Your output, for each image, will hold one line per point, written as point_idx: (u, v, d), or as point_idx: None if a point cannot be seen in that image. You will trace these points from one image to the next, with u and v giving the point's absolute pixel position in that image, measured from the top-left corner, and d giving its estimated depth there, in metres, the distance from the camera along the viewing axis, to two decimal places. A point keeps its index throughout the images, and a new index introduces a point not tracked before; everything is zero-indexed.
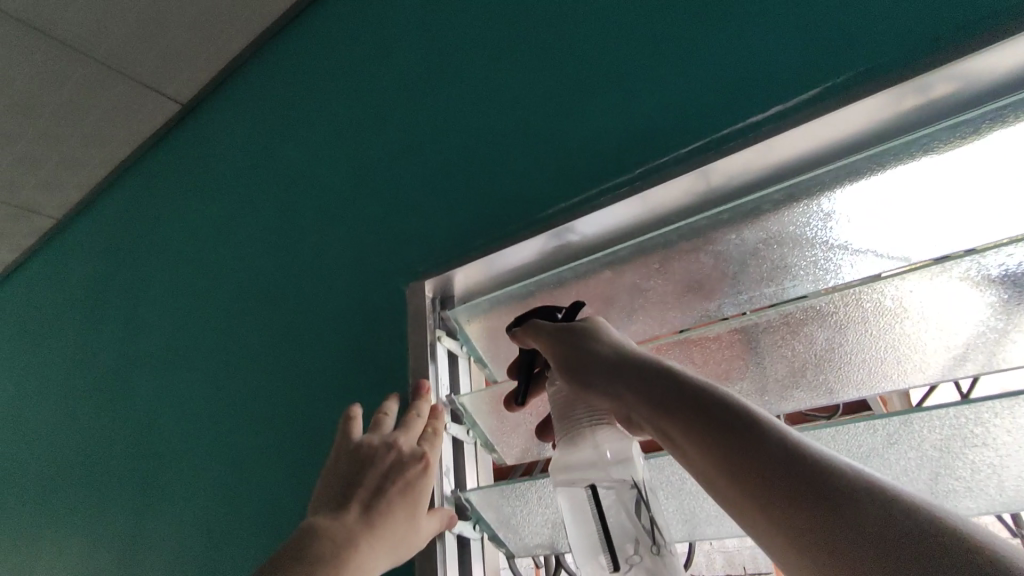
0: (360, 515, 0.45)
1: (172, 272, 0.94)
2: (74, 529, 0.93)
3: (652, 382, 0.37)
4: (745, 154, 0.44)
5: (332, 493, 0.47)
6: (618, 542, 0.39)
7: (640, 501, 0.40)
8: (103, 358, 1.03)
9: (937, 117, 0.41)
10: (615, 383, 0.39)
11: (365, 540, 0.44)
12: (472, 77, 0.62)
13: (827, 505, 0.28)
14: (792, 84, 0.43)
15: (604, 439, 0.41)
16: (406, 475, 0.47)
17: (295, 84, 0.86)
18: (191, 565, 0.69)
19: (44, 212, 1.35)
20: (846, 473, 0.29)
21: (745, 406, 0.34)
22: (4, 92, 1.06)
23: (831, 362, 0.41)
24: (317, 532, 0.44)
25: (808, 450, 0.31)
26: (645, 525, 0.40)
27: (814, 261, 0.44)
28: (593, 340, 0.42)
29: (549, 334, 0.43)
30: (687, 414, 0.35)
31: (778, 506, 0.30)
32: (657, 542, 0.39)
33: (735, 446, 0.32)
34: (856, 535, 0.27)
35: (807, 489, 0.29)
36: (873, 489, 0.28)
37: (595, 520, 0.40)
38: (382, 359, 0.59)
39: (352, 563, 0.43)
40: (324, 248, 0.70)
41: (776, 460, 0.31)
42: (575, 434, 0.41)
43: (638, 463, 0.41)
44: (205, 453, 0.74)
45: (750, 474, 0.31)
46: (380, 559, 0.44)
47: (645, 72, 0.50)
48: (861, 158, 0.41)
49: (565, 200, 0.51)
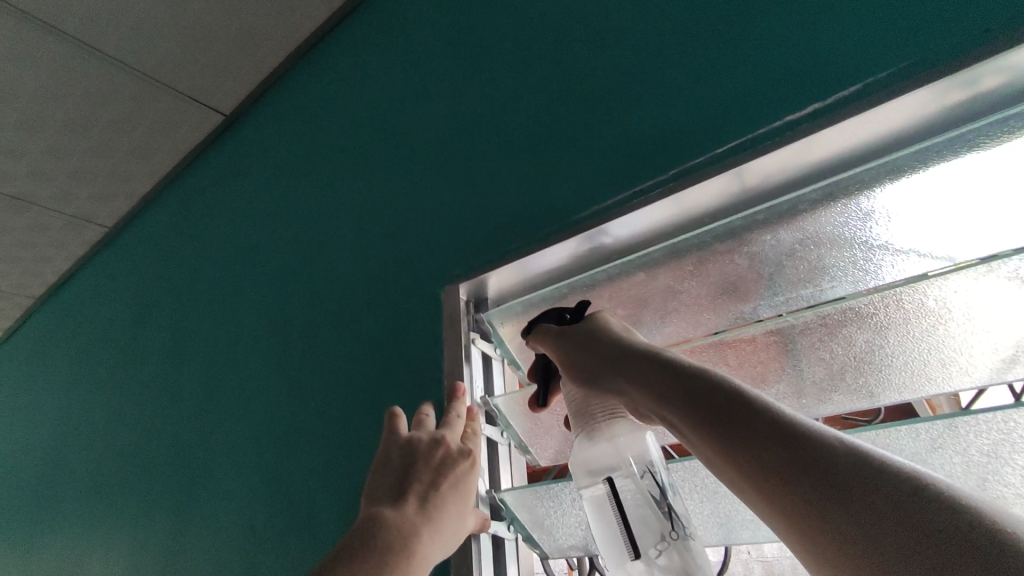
0: (419, 508, 0.45)
1: (216, 278, 0.98)
2: (125, 523, 0.97)
3: (652, 374, 0.38)
4: (781, 153, 0.43)
5: (385, 487, 0.47)
6: (638, 531, 0.40)
7: (658, 488, 0.41)
8: (152, 361, 1.07)
9: (985, 111, 0.40)
10: (619, 378, 0.40)
11: (427, 533, 0.44)
12: (505, 83, 0.63)
13: (824, 485, 0.28)
14: (830, 83, 0.42)
15: (620, 433, 0.42)
16: (457, 471, 0.47)
17: (333, 94, 0.88)
18: (235, 561, 0.71)
19: (98, 221, 1.42)
20: (843, 452, 0.29)
21: (743, 391, 0.34)
22: (60, 109, 1.12)
23: (872, 364, 0.40)
24: (381, 524, 0.43)
25: (808, 430, 0.31)
26: (661, 510, 0.40)
27: (853, 261, 0.43)
28: (596, 337, 0.43)
29: (554, 336, 0.45)
30: (685, 403, 0.35)
31: (777, 490, 0.30)
32: (676, 527, 0.40)
33: (732, 432, 0.32)
34: (856, 516, 0.27)
35: (808, 471, 0.29)
36: (870, 466, 0.28)
37: (615, 511, 0.41)
38: (417, 361, 0.60)
39: (416, 556, 0.42)
40: (361, 253, 0.72)
41: (772, 444, 0.31)
42: (591, 429, 0.42)
43: (654, 454, 0.42)
44: (248, 451, 0.77)
45: (748, 459, 0.31)
46: (436, 550, 0.44)
47: (677, 74, 0.50)
48: (904, 155, 0.40)
49: (597, 203, 0.51)
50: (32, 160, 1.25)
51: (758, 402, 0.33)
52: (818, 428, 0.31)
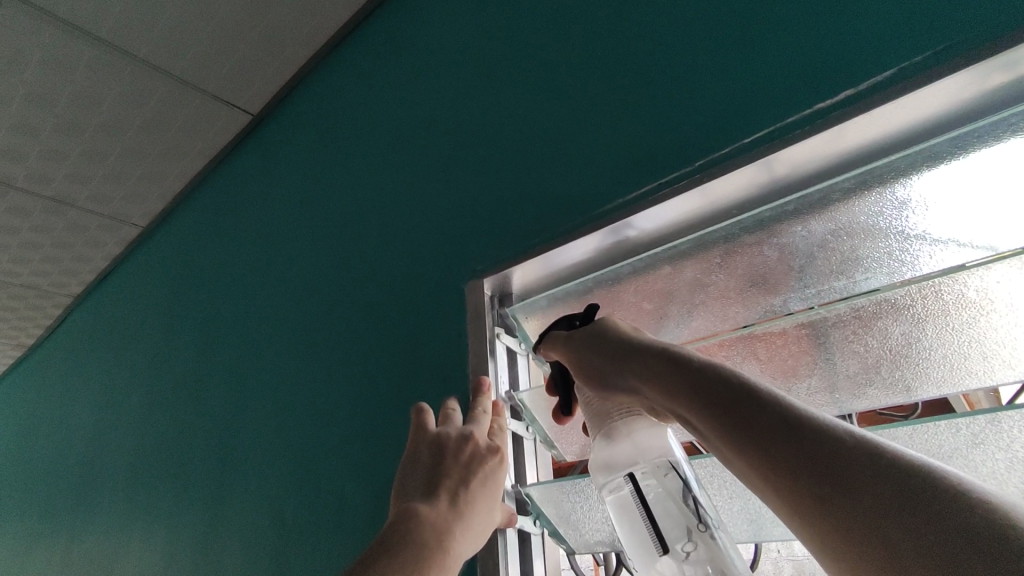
0: (450, 505, 0.45)
1: (246, 274, 1.00)
2: (161, 515, 0.99)
3: (658, 367, 0.38)
4: (812, 142, 0.42)
5: (417, 484, 0.47)
6: (664, 526, 0.40)
7: (683, 482, 0.40)
8: (185, 356, 1.10)
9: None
10: (627, 373, 0.40)
11: (460, 530, 0.44)
12: (528, 78, 0.63)
13: (834, 477, 0.28)
14: (863, 68, 0.41)
15: (638, 432, 0.42)
16: (487, 467, 0.48)
17: (358, 91, 0.89)
18: (267, 554, 0.73)
19: (132, 221, 1.46)
20: (849, 443, 0.28)
21: (750, 382, 0.33)
22: (95, 111, 1.15)
23: (909, 358, 0.39)
24: (413, 519, 0.43)
25: (815, 421, 0.30)
26: (685, 502, 0.40)
27: (889, 252, 0.42)
28: (604, 334, 0.43)
29: (564, 343, 0.45)
30: (690, 396, 0.35)
31: (783, 482, 0.29)
32: (703, 521, 0.39)
33: (737, 424, 0.32)
34: (861, 509, 0.27)
35: (823, 465, 0.28)
36: (877, 458, 0.27)
37: (639, 508, 0.41)
38: (442, 357, 0.61)
39: (450, 551, 0.42)
40: (387, 248, 0.73)
41: (777, 435, 0.30)
42: (609, 430, 0.42)
43: (674, 448, 0.42)
44: (278, 444, 0.78)
45: (753, 451, 0.31)
46: (467, 544, 0.44)
47: (704, 64, 0.49)
48: (942, 141, 0.38)
49: (622, 196, 0.51)
50: (70, 162, 1.28)
51: (764, 393, 0.32)
52: (827, 419, 0.30)
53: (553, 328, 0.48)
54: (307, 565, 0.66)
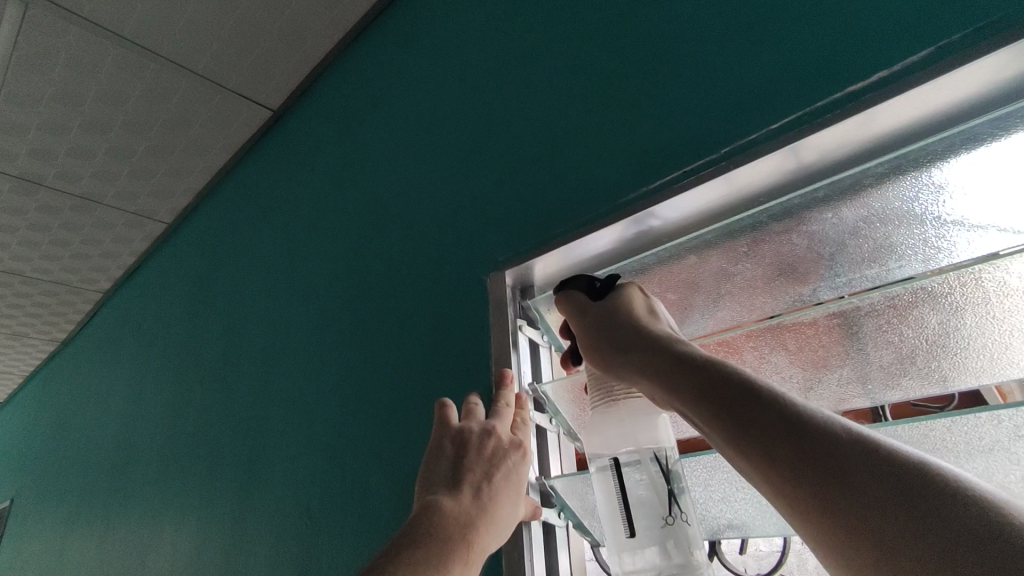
0: (475, 498, 0.45)
1: (270, 268, 1.01)
2: (192, 504, 1.02)
3: (664, 364, 0.37)
4: (842, 126, 0.41)
5: (439, 476, 0.47)
6: (636, 511, 0.42)
7: (664, 472, 0.42)
8: (212, 349, 1.12)
9: None
10: (633, 367, 0.39)
11: (485, 524, 0.44)
12: (549, 66, 0.62)
13: (840, 480, 0.27)
14: (898, 48, 0.40)
15: (634, 410, 0.44)
16: (510, 462, 0.48)
17: (377, 85, 0.89)
18: (294, 544, 0.74)
19: (159, 217, 1.49)
20: (860, 446, 0.27)
21: (758, 381, 0.32)
22: (120, 109, 1.16)
23: (946, 348, 0.38)
24: (437, 514, 0.43)
25: (824, 423, 0.29)
26: (664, 496, 0.41)
27: (924, 239, 0.40)
28: (613, 325, 0.42)
29: (580, 315, 0.45)
30: (696, 395, 0.34)
31: (791, 487, 0.29)
32: (672, 514, 0.41)
33: (742, 425, 0.31)
34: (872, 515, 0.26)
35: (832, 468, 0.27)
36: (888, 463, 0.26)
37: (617, 490, 0.43)
38: (464, 349, 0.61)
39: (475, 545, 0.43)
40: (408, 240, 0.73)
41: (783, 437, 0.29)
42: (608, 403, 0.44)
43: (665, 438, 0.44)
44: (304, 435, 0.79)
45: (758, 454, 0.30)
46: (492, 539, 0.44)
47: (729, 49, 0.48)
48: (983, 122, 0.37)
49: (644, 185, 0.50)
50: (97, 161, 1.31)
51: (772, 393, 0.31)
52: (839, 420, 0.29)
53: (572, 285, 0.47)
54: (333, 555, 0.67)
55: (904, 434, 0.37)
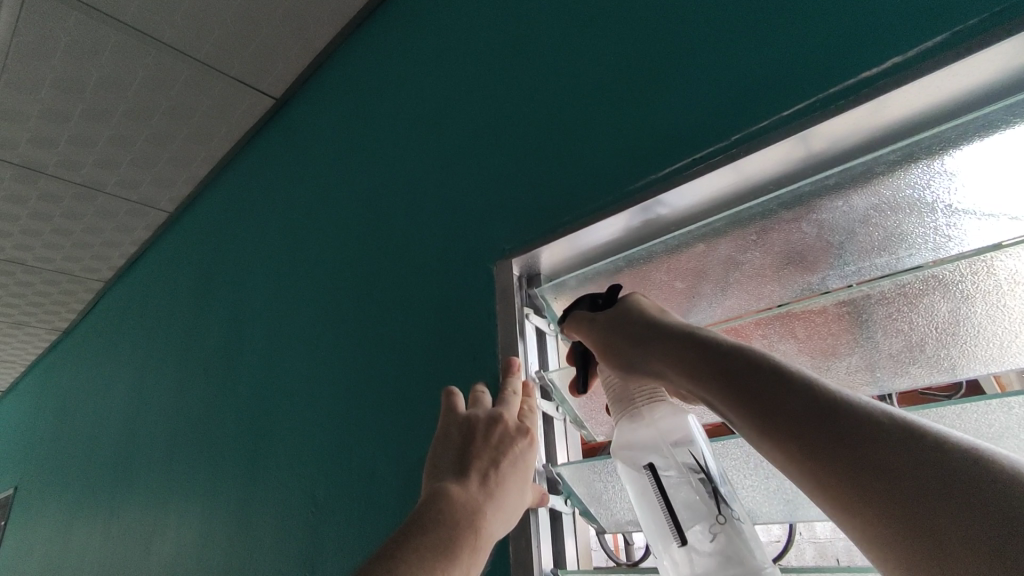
0: (482, 485, 0.45)
1: (274, 257, 1.01)
2: (196, 491, 1.02)
3: (683, 353, 0.37)
4: (855, 113, 0.40)
5: (447, 463, 0.47)
6: (682, 516, 0.39)
7: (704, 473, 0.40)
8: (215, 338, 1.13)
9: None
10: (654, 358, 0.39)
11: (493, 511, 0.44)
12: (556, 51, 0.62)
13: (871, 463, 0.27)
14: (911, 34, 0.39)
15: (661, 415, 0.42)
16: (517, 449, 0.48)
17: (381, 73, 0.89)
18: (301, 531, 0.74)
19: (161, 206, 1.49)
20: (884, 426, 0.28)
21: (780, 365, 0.33)
22: (121, 96, 1.15)
23: (956, 336, 0.37)
24: (445, 499, 0.43)
25: (846, 403, 0.29)
26: (708, 494, 0.39)
27: (934, 227, 0.40)
28: (629, 317, 0.42)
29: (590, 324, 0.44)
30: (721, 383, 0.34)
31: (819, 470, 0.29)
32: (722, 512, 0.38)
33: (765, 410, 0.31)
34: (898, 495, 0.26)
35: (862, 451, 0.27)
36: (919, 445, 0.26)
37: (657, 497, 0.40)
38: (471, 338, 0.61)
39: (483, 531, 0.43)
40: (413, 227, 0.73)
41: (811, 422, 0.30)
42: (633, 412, 0.43)
43: (697, 438, 0.42)
44: (309, 423, 0.80)
45: (786, 438, 0.30)
46: (498, 524, 0.44)
47: (739, 36, 0.48)
48: (996, 110, 0.37)
49: (653, 173, 0.50)
50: (98, 148, 1.30)
51: (796, 376, 0.32)
52: (870, 404, 0.29)
53: (575, 308, 0.47)
54: (339, 541, 0.68)
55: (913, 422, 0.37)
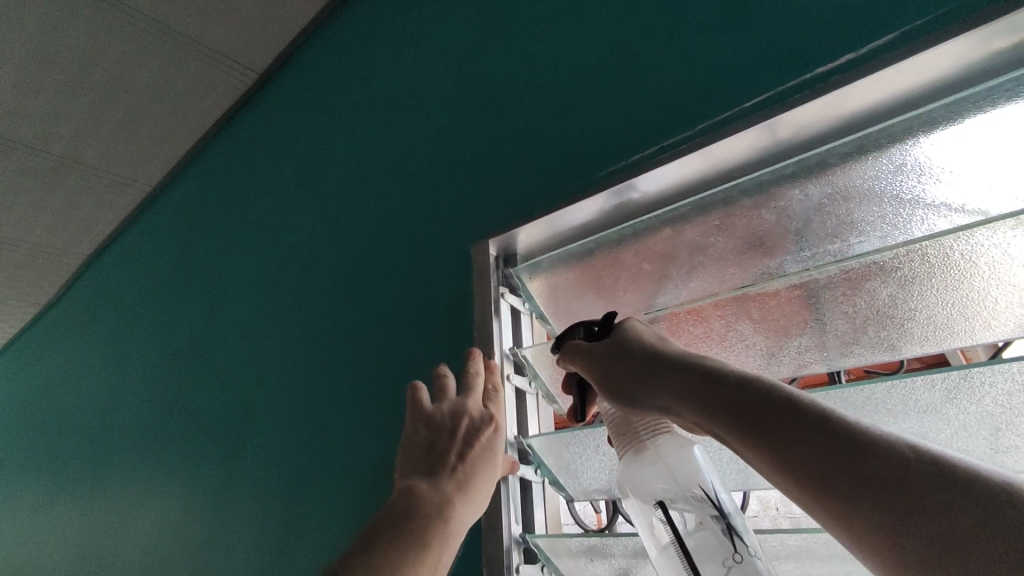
0: (449, 481, 0.48)
1: (256, 234, 1.02)
2: (178, 465, 1.04)
3: (692, 386, 0.36)
4: (813, 106, 0.43)
5: (417, 460, 0.50)
6: (699, 557, 0.39)
7: (716, 509, 0.39)
8: (197, 313, 1.13)
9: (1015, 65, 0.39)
10: (657, 391, 0.38)
11: (462, 499, 0.47)
12: (535, 34, 0.63)
13: (901, 500, 0.28)
14: (863, 33, 0.41)
15: (666, 449, 0.41)
16: (484, 437, 0.50)
17: (362, 52, 0.89)
18: (283, 502, 0.76)
19: (142, 180, 1.47)
20: (905, 456, 0.28)
21: (794, 397, 0.32)
22: (100, 69, 1.14)
23: (895, 318, 0.40)
24: (411, 496, 0.47)
25: (866, 436, 0.30)
26: (722, 533, 0.39)
27: (882, 217, 0.43)
28: (628, 348, 0.41)
29: (585, 357, 0.43)
30: (735, 418, 0.34)
31: (845, 507, 0.29)
32: (738, 551, 0.38)
33: (786, 446, 0.31)
34: (928, 530, 0.27)
35: (889, 489, 0.28)
36: (946, 478, 0.27)
37: (672, 537, 0.40)
38: (449, 317, 0.63)
39: (451, 520, 0.46)
40: (394, 206, 0.74)
41: (835, 458, 0.30)
42: (638, 446, 0.41)
43: (705, 471, 0.41)
44: (289, 397, 0.82)
45: (811, 476, 0.30)
46: (470, 513, 0.48)
47: (709, 27, 0.49)
48: (937, 107, 0.40)
49: (624, 159, 0.52)
50: (77, 121, 1.29)
51: (812, 408, 0.32)
52: (890, 435, 0.30)
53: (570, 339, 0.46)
54: (319, 511, 0.70)
55: (850, 397, 0.39)
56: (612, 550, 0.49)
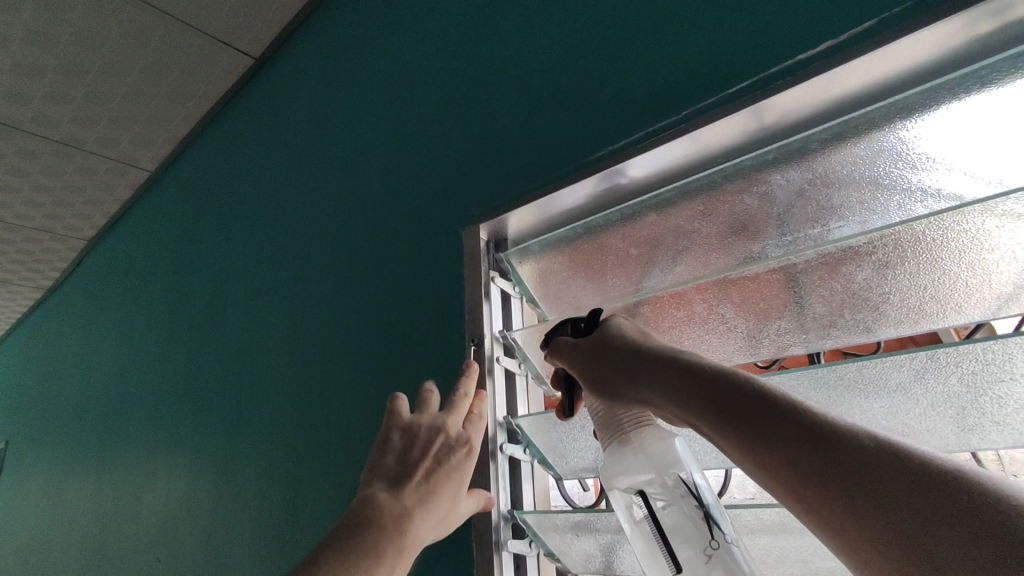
0: (413, 493, 0.48)
1: (254, 217, 1.03)
2: (182, 445, 1.06)
3: (670, 378, 0.37)
4: (793, 94, 0.43)
5: (385, 469, 0.50)
6: (677, 544, 0.39)
7: (695, 497, 0.40)
8: (198, 296, 1.15)
9: (992, 51, 0.40)
10: (638, 385, 0.39)
11: (421, 515, 0.47)
12: (527, 19, 0.63)
13: (867, 492, 0.27)
14: (845, 19, 0.42)
15: (649, 442, 0.41)
16: (453, 459, 0.50)
17: (357, 34, 0.89)
18: (283, 480, 0.78)
19: (141, 164, 1.48)
20: (871, 448, 0.28)
21: (767, 390, 0.32)
22: (95, 53, 1.14)
23: (871, 301, 0.41)
24: (371, 504, 0.47)
25: (836, 427, 0.29)
26: (701, 521, 0.39)
27: (861, 201, 0.43)
28: (611, 343, 0.42)
29: (570, 352, 0.44)
30: (710, 410, 0.34)
31: (815, 498, 0.29)
32: (715, 539, 0.38)
33: (756, 437, 0.31)
34: (899, 522, 0.26)
35: (856, 481, 0.27)
36: (913, 468, 0.26)
37: (651, 525, 0.40)
38: (442, 301, 0.64)
39: (407, 532, 0.46)
40: (388, 191, 0.75)
41: (803, 448, 0.29)
42: (621, 438, 0.42)
43: (685, 461, 0.42)
44: (289, 378, 0.83)
45: (782, 468, 0.30)
46: (429, 530, 0.48)
47: (695, 13, 0.50)
48: (915, 94, 0.40)
49: (612, 145, 0.53)
50: (74, 105, 1.29)
51: (784, 400, 0.31)
52: (859, 425, 0.29)
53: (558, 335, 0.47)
54: (317, 488, 0.72)
55: (824, 376, 0.40)
56: (597, 526, 0.51)
